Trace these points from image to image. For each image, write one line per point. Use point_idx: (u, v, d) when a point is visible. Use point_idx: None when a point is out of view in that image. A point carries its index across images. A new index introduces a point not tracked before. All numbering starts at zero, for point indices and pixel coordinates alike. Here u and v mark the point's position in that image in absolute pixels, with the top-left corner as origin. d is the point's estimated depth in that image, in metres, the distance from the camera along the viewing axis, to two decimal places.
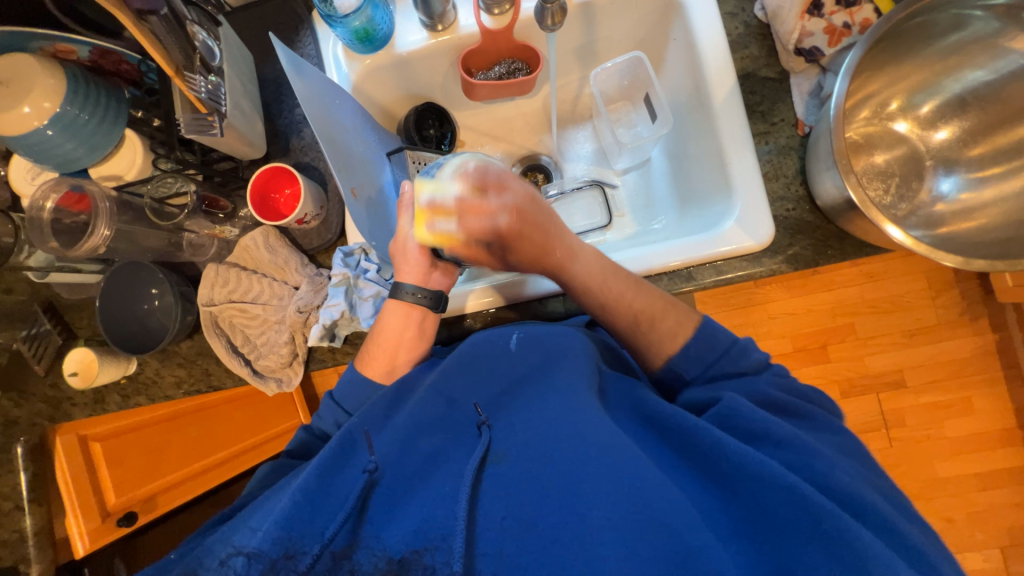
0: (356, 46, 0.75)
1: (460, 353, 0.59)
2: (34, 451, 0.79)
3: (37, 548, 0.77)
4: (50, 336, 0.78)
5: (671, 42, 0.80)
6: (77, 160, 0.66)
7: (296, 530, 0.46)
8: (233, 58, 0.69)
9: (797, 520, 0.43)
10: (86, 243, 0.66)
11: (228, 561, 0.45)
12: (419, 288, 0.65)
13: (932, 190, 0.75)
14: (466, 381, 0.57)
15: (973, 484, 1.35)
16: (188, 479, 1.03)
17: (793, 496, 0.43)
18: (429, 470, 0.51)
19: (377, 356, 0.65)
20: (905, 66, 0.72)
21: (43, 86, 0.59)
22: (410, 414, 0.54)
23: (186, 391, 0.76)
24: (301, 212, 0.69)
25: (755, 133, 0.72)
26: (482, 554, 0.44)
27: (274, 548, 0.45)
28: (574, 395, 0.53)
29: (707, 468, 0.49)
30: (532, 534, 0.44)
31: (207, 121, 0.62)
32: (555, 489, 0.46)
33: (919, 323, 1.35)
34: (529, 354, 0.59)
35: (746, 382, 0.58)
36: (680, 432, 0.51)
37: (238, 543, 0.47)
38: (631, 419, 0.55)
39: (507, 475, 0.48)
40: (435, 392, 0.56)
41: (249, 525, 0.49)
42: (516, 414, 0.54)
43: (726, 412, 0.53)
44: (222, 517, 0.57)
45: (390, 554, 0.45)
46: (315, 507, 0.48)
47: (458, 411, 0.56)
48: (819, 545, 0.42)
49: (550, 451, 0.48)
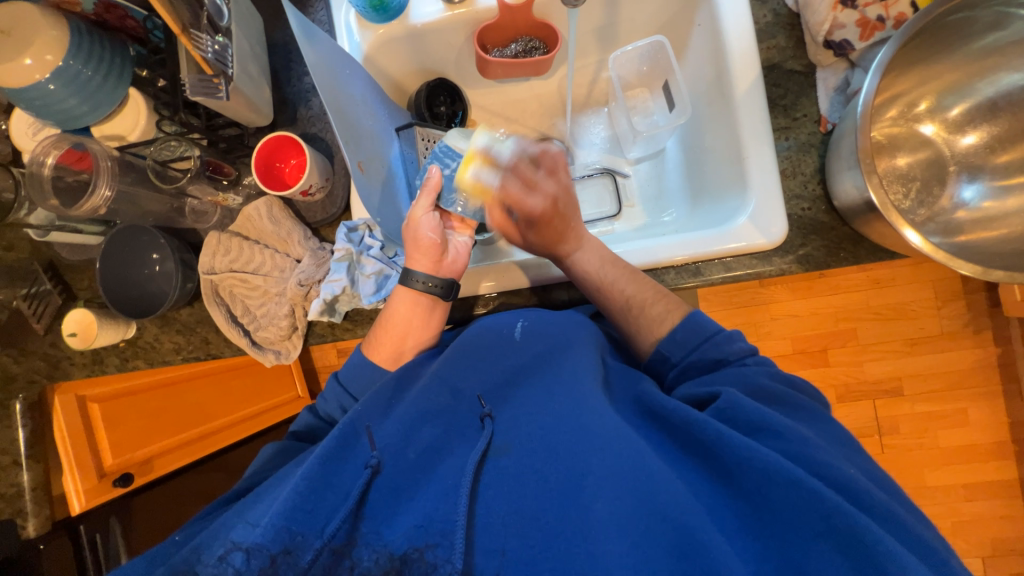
0: (369, 14, 0.73)
1: (462, 343, 0.58)
2: (33, 408, 0.80)
3: (34, 503, 0.79)
4: (50, 296, 0.77)
5: (696, 28, 0.77)
6: (80, 117, 0.64)
7: (297, 526, 0.46)
8: (242, 20, 0.66)
9: (802, 514, 0.43)
10: (86, 203, 0.64)
11: (228, 559, 0.44)
12: (431, 277, 0.63)
13: (954, 196, 0.73)
14: (469, 370, 0.56)
15: (962, 494, 1.36)
16: (186, 445, 1.04)
17: (796, 492, 0.43)
18: (432, 462, 0.51)
19: (385, 342, 0.64)
20: (938, 66, 0.69)
21: (45, 38, 0.57)
22: (412, 403, 0.53)
23: (185, 358, 0.76)
24: (306, 182, 0.68)
25: (775, 128, 0.70)
26: (482, 551, 0.45)
27: (274, 543, 0.44)
28: (577, 387, 0.53)
29: (710, 463, 0.49)
30: (533, 529, 0.45)
31: (213, 83, 0.60)
32: (557, 485, 0.47)
33: (921, 332, 1.34)
34: (533, 344, 0.58)
35: (740, 371, 0.56)
36: (682, 425, 0.51)
37: (234, 539, 0.46)
38: (635, 413, 0.55)
39: (509, 469, 0.48)
40: (439, 381, 0.55)
41: (247, 520, 0.48)
42: (520, 408, 0.54)
43: (728, 406, 0.51)
44: (225, 500, 0.58)
45: (391, 551, 0.45)
46: (318, 500, 0.47)
47: (460, 401, 0.55)
48: (827, 545, 0.42)
49: (550, 445, 0.49)
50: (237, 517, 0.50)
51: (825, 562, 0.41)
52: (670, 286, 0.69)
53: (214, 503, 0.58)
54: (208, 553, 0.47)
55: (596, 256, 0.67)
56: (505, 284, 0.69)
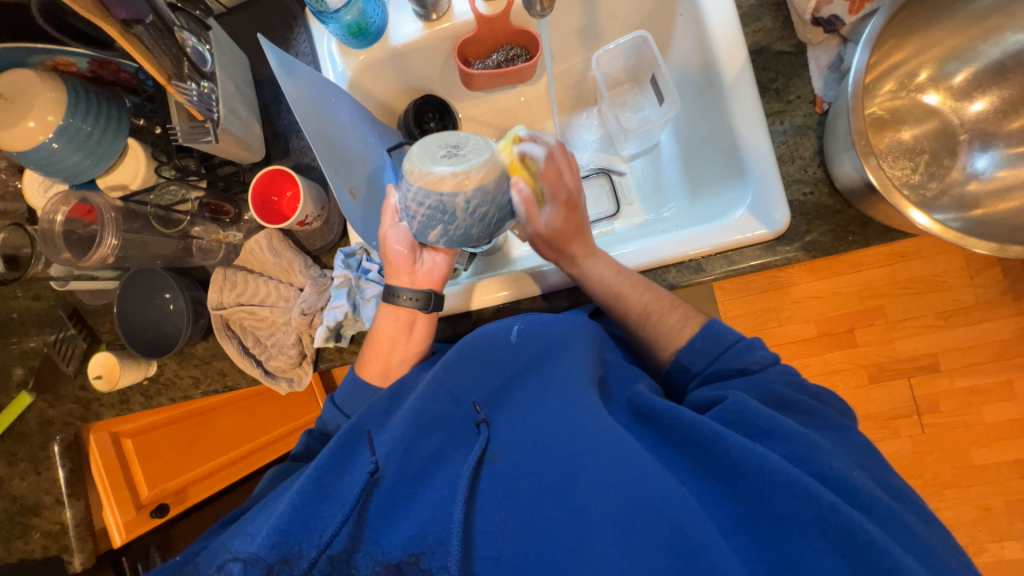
0: (350, 41, 0.74)
1: (462, 347, 0.57)
2: (71, 448, 0.82)
3: (78, 539, 0.81)
4: (76, 340, 0.80)
5: (678, 17, 0.76)
6: (85, 171, 0.67)
7: (295, 536, 0.46)
8: (227, 61, 0.68)
9: (799, 512, 0.41)
10: (97, 253, 0.68)
11: (228, 567, 0.46)
12: (411, 291, 0.64)
13: (966, 167, 0.69)
14: (466, 375, 0.56)
15: (1012, 471, 1.28)
16: (213, 473, 1.09)
17: (791, 492, 0.42)
18: (430, 470, 0.50)
19: (375, 359, 0.65)
20: (937, 31, 0.66)
21: (44, 100, 0.60)
22: (410, 411, 0.52)
23: (204, 391, 0.78)
24: (302, 213, 0.69)
25: (769, 113, 0.67)
26: (480, 557, 0.44)
27: (272, 553, 0.45)
28: (571, 388, 0.53)
29: (708, 462, 0.47)
30: (529, 536, 0.44)
31: (203, 128, 0.63)
32: (552, 487, 0.46)
33: (953, 304, 1.27)
34: (528, 346, 0.58)
35: (756, 378, 0.55)
36: (676, 426, 0.49)
37: (235, 549, 0.48)
38: (630, 415, 0.54)
39: (504, 474, 0.48)
40: (438, 386, 0.54)
41: (246, 533, 0.49)
42: (516, 412, 0.53)
43: (733, 409, 0.50)
44: (230, 518, 0.59)
45: (387, 557, 0.46)
46: (315, 510, 0.48)
47: (458, 407, 0.54)
48: (828, 548, 0.40)
49: (545, 448, 0.48)
50: None
51: (819, 556, 0.40)
52: (673, 284, 0.68)
53: (221, 521, 0.59)
54: None
55: (604, 260, 0.65)
56: (520, 292, 0.69)
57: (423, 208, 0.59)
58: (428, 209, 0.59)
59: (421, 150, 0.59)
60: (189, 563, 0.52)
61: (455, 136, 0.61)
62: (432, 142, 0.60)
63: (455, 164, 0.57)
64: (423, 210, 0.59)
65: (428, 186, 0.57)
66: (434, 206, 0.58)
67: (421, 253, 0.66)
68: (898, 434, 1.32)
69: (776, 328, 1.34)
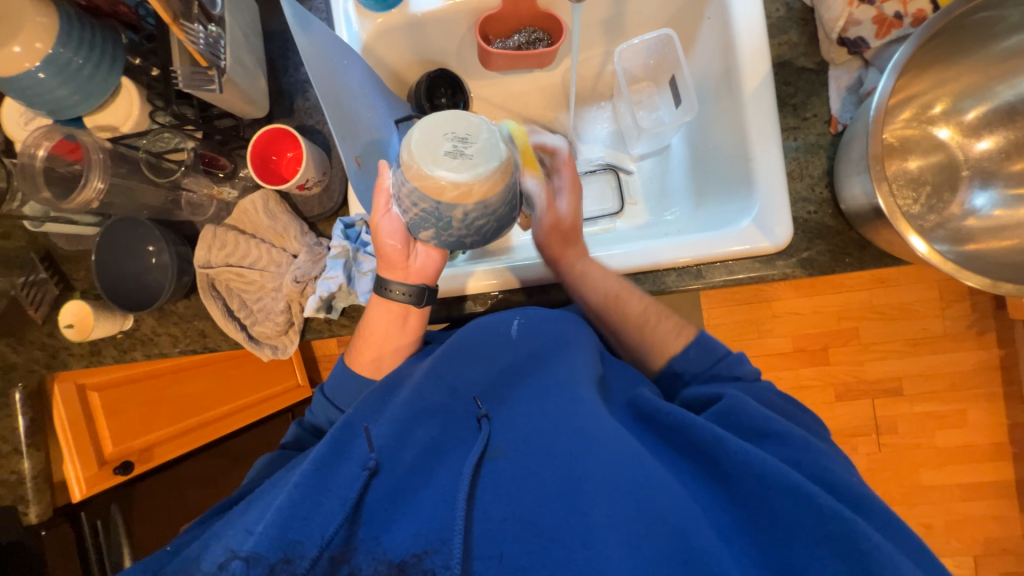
0: (368, 2, 0.71)
1: (459, 341, 0.57)
2: (33, 397, 0.79)
3: (34, 490, 0.79)
4: (47, 286, 0.77)
5: (705, 21, 0.75)
6: (71, 107, 0.63)
7: (295, 533, 0.45)
8: (235, 7, 0.64)
9: (802, 522, 0.43)
10: (80, 196, 0.64)
11: (227, 566, 0.43)
12: (403, 285, 0.61)
13: (965, 203, 0.71)
14: (462, 367, 0.56)
15: (957, 494, 1.36)
16: (186, 433, 1.03)
17: (789, 495, 0.44)
18: (430, 463, 0.51)
19: (369, 348, 0.64)
20: (957, 66, 0.67)
21: (33, 25, 0.55)
22: (406, 403, 0.52)
23: (182, 350, 0.76)
24: (301, 177, 0.66)
25: (783, 128, 0.68)
26: (480, 558, 0.44)
27: (272, 551, 0.43)
28: (572, 387, 0.53)
29: (706, 465, 0.49)
30: (533, 539, 0.44)
31: (207, 75, 0.59)
32: (555, 488, 0.46)
33: (925, 332, 1.33)
34: (530, 341, 0.59)
35: (749, 386, 0.59)
36: (677, 430, 0.51)
37: (233, 546, 0.45)
38: (631, 415, 0.54)
39: (507, 470, 0.48)
40: (434, 379, 0.54)
41: (242, 527, 0.47)
42: (516, 408, 0.54)
43: (727, 410, 0.53)
44: (219, 508, 0.58)
45: (391, 559, 0.45)
46: (313, 505, 0.46)
47: (457, 401, 0.55)
48: (826, 552, 0.42)
49: (546, 447, 0.49)
50: (229, 522, 0.50)
51: (822, 562, 0.42)
52: (671, 288, 0.68)
53: (210, 508, 0.58)
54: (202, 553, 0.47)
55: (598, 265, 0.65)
56: (510, 282, 0.68)
57: (417, 210, 0.53)
58: (420, 212, 0.54)
59: (423, 138, 0.51)
60: (178, 555, 0.51)
61: (464, 121, 0.51)
62: (436, 123, 0.51)
63: (461, 170, 0.50)
64: (417, 210, 0.54)
65: (422, 190, 0.51)
66: (429, 211, 0.53)
67: (414, 242, 0.61)
68: (857, 451, 1.38)
69: (757, 339, 1.37)
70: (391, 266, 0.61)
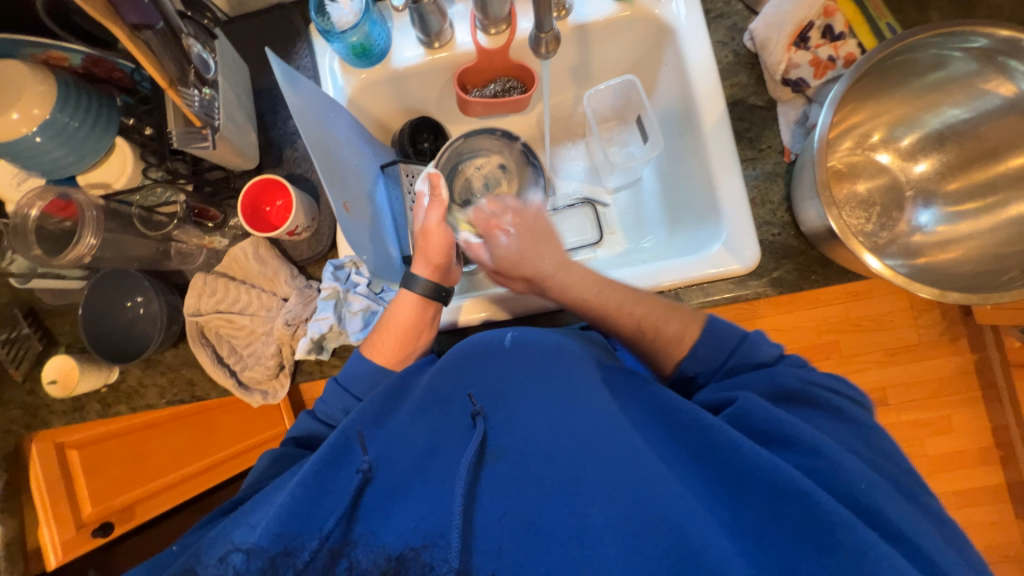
0: (352, 60, 0.76)
1: (460, 352, 0.58)
2: (9, 458, 0.75)
3: (4, 561, 0.71)
4: (30, 341, 0.75)
5: (664, 67, 0.82)
6: (66, 167, 0.66)
7: (296, 527, 0.46)
8: (228, 70, 0.69)
9: (804, 523, 0.42)
10: (72, 252, 0.65)
11: (228, 559, 0.44)
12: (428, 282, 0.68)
13: (911, 221, 0.78)
14: (467, 375, 0.56)
15: (952, 501, 1.38)
16: (170, 489, 0.98)
17: (804, 510, 0.42)
18: (427, 462, 0.50)
19: (386, 342, 0.66)
20: (885, 102, 0.77)
21: (32, 93, 0.59)
22: (411, 411, 0.55)
23: (169, 401, 0.75)
24: (292, 224, 0.69)
25: (742, 159, 0.73)
26: (480, 551, 0.44)
27: (274, 544, 0.45)
28: (574, 393, 0.52)
29: (715, 467, 0.48)
30: (529, 533, 0.44)
31: (201, 134, 0.63)
32: (553, 488, 0.46)
33: (899, 342, 1.35)
34: (523, 352, 0.57)
35: (764, 372, 0.56)
36: (692, 432, 0.50)
37: (236, 541, 0.46)
38: (645, 417, 0.53)
39: (505, 473, 0.47)
40: (432, 393, 0.55)
41: (247, 524, 0.48)
42: (516, 409, 0.52)
43: (743, 413, 0.51)
44: (222, 510, 0.56)
45: (389, 552, 0.44)
46: (314, 505, 0.48)
47: (454, 408, 0.54)
48: (826, 557, 0.41)
49: (547, 448, 0.48)
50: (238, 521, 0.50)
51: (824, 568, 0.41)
52: None
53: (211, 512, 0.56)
54: (208, 553, 0.47)
55: (576, 276, 0.66)
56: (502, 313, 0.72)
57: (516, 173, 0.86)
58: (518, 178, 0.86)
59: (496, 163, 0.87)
60: (182, 552, 0.50)
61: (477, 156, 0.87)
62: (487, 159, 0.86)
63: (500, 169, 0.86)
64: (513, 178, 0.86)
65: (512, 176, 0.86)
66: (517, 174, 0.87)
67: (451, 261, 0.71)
68: None
69: None
70: (425, 259, 0.69)
